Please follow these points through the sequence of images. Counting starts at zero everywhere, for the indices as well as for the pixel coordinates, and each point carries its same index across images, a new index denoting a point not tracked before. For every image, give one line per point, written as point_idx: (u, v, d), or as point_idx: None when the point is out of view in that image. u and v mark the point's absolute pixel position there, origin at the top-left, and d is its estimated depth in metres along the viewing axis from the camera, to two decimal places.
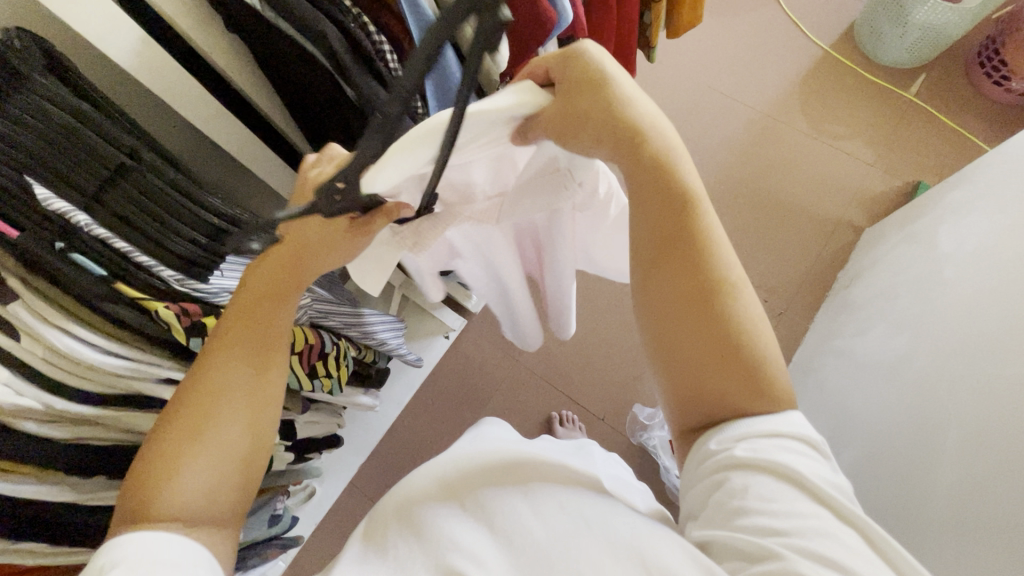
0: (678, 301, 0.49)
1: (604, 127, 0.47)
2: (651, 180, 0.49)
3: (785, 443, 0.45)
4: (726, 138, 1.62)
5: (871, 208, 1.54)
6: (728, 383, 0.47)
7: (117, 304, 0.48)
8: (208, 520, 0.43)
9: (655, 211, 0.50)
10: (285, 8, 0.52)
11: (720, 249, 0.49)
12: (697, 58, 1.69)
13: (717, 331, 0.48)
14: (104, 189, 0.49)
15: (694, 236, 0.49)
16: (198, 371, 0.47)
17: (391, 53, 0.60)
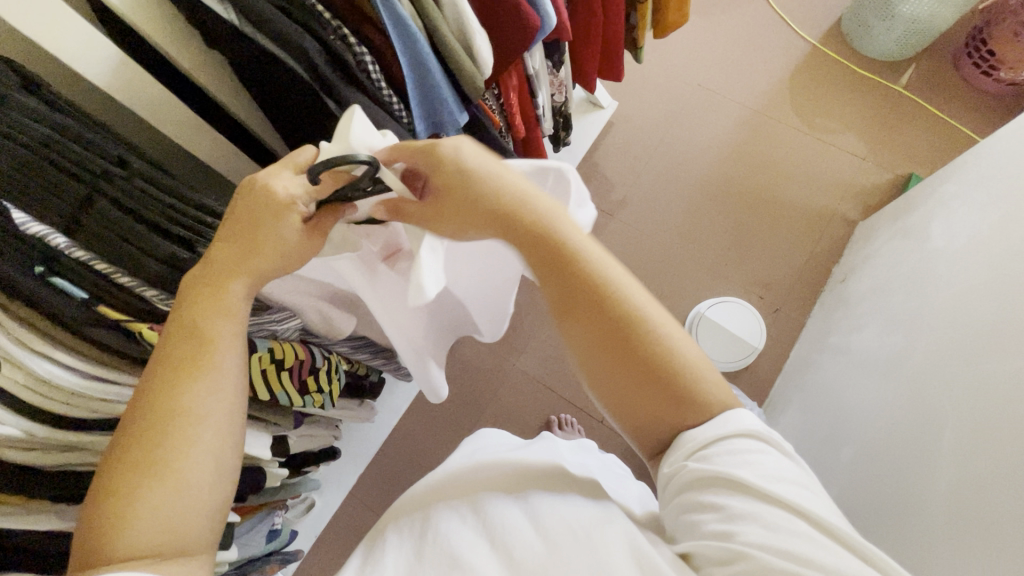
0: (594, 346, 0.50)
1: (475, 216, 0.49)
2: (532, 242, 0.49)
3: (732, 444, 0.46)
4: (718, 135, 1.62)
5: (863, 201, 1.54)
6: (665, 404, 0.49)
7: (98, 327, 0.47)
8: (178, 553, 0.40)
9: (540, 264, 0.50)
10: (263, 22, 0.53)
11: (619, 283, 0.50)
12: (686, 56, 1.69)
13: (643, 372, 0.49)
14: (82, 211, 0.49)
15: (589, 281, 0.49)
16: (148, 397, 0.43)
17: (374, 66, 0.60)
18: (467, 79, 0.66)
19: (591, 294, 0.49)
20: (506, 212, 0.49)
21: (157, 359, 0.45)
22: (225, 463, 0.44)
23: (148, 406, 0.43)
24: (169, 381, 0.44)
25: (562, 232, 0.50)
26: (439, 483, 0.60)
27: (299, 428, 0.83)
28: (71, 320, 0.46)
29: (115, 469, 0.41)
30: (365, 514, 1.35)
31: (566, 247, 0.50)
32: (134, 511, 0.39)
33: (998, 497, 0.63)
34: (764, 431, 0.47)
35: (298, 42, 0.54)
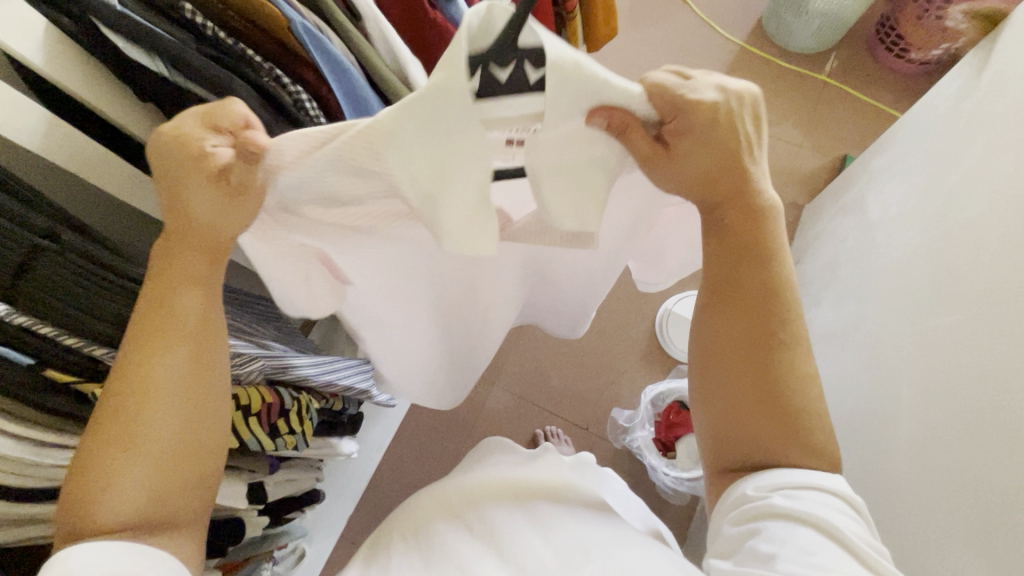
0: (740, 336, 0.55)
1: (718, 163, 0.49)
2: (734, 231, 0.53)
3: (826, 501, 0.49)
4: None
5: (805, 185, 1.62)
6: (764, 426, 0.53)
7: (48, 392, 0.47)
8: (156, 525, 0.48)
9: (732, 253, 0.54)
10: (193, 70, 0.53)
11: (790, 300, 0.54)
12: (623, 67, 1.76)
13: (772, 373, 0.53)
14: (19, 277, 0.47)
15: (779, 291, 0.54)
16: (139, 380, 0.48)
17: (311, 101, 0.60)
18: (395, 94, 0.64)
19: (751, 293, 0.54)
20: (734, 184, 0.50)
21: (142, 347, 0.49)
22: (214, 448, 0.52)
23: (139, 402, 0.48)
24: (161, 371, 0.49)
25: (774, 234, 0.53)
26: (465, 485, 0.62)
27: (276, 474, 0.81)
28: (21, 389, 0.45)
29: (98, 453, 0.46)
30: None
31: (776, 254, 0.54)
32: (113, 490, 0.46)
33: (959, 448, 0.67)
34: (858, 501, 0.51)
35: (227, 83, 0.54)
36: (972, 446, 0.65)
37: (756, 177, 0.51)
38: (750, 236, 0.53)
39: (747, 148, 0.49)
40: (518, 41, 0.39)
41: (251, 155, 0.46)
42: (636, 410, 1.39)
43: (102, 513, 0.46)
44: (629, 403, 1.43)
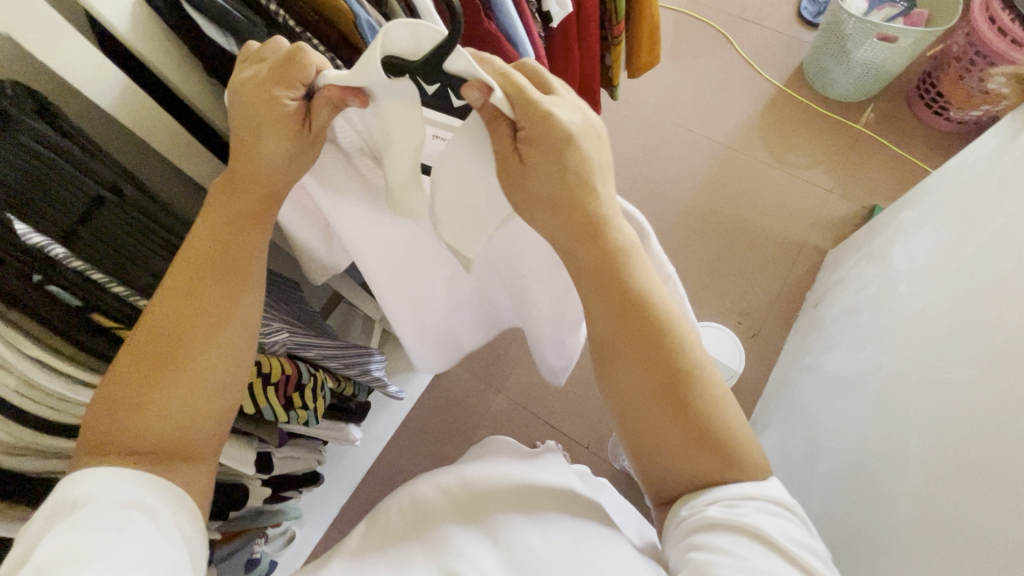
0: (644, 391, 0.50)
1: (566, 208, 0.50)
2: (611, 279, 0.51)
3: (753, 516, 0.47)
4: (693, 170, 1.70)
5: (831, 230, 1.62)
6: (698, 463, 0.49)
7: (91, 334, 0.51)
8: (170, 457, 0.48)
9: (609, 311, 0.51)
10: None
11: (682, 341, 0.51)
12: (661, 97, 1.80)
13: (682, 389, 0.49)
14: (79, 224, 0.50)
15: (661, 313, 0.51)
16: (165, 305, 0.49)
17: None
18: None
19: (647, 344, 0.50)
20: (580, 223, 0.51)
21: (172, 276, 0.50)
22: (233, 374, 0.52)
23: (163, 330, 0.49)
24: (186, 295, 0.50)
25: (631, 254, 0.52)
26: (466, 473, 0.61)
27: (283, 448, 0.83)
28: (66, 326, 0.49)
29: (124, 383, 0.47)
30: None
31: (638, 276, 0.52)
32: (146, 404, 0.47)
33: (964, 505, 0.66)
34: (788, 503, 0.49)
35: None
36: (977, 503, 0.64)
37: (602, 219, 0.51)
38: (612, 257, 0.51)
39: (587, 179, 0.50)
40: (443, 66, 0.41)
41: (336, 104, 0.46)
42: None
43: (111, 433, 0.46)
44: None
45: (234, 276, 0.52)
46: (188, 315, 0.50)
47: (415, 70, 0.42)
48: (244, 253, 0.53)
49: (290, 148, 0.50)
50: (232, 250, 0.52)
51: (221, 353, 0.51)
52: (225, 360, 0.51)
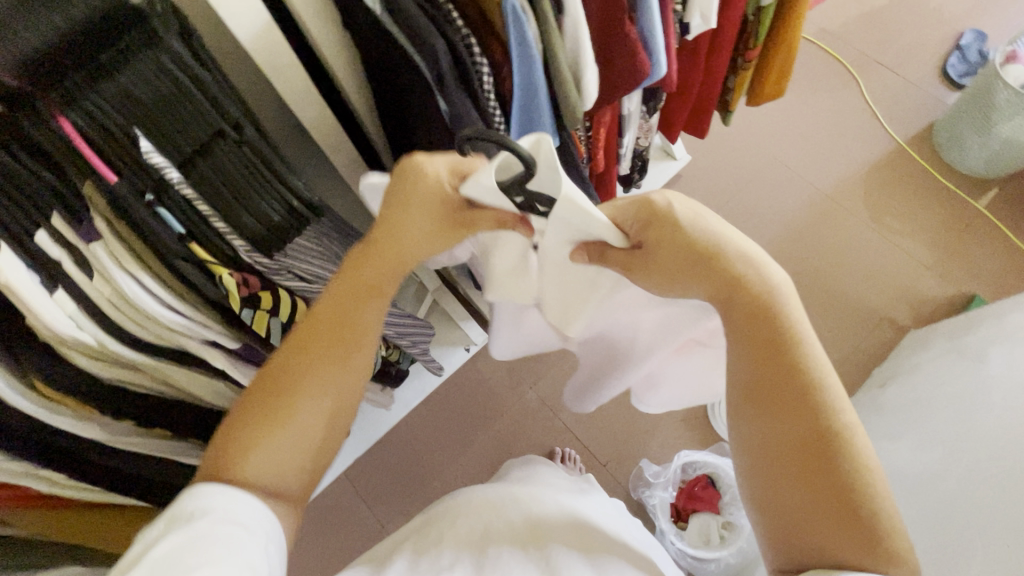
0: (781, 444, 0.46)
1: (708, 259, 0.47)
2: (759, 321, 0.47)
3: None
4: (783, 212, 1.60)
5: (918, 309, 1.50)
6: (841, 540, 0.43)
7: (187, 262, 0.51)
8: (275, 496, 0.48)
9: (752, 352, 0.48)
10: (406, 20, 0.55)
11: (831, 396, 0.46)
12: (768, 128, 1.69)
13: (832, 468, 0.44)
14: (197, 153, 0.52)
15: (807, 382, 0.46)
16: (290, 360, 0.50)
17: (488, 76, 0.62)
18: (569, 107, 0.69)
19: (789, 393, 0.46)
20: (719, 268, 0.47)
21: (298, 328, 0.52)
22: (339, 425, 0.53)
23: (279, 382, 0.50)
24: (313, 350, 0.51)
25: (782, 315, 0.48)
26: (532, 504, 0.60)
27: None
28: (164, 247, 0.49)
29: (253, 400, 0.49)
30: (360, 506, 1.36)
31: (791, 339, 0.47)
32: (260, 447, 0.48)
33: None
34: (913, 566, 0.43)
35: (432, 48, 0.55)
36: None
37: (749, 254, 0.48)
38: (755, 312, 0.48)
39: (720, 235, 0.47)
40: (523, 184, 0.42)
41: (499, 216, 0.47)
42: (662, 468, 1.34)
43: (224, 465, 0.47)
44: (655, 458, 1.38)
45: (355, 338, 0.52)
46: (312, 368, 0.50)
47: (508, 189, 0.43)
48: (362, 321, 0.52)
49: (429, 234, 0.49)
50: (350, 318, 0.52)
51: (338, 398, 0.52)
52: (337, 404, 0.52)
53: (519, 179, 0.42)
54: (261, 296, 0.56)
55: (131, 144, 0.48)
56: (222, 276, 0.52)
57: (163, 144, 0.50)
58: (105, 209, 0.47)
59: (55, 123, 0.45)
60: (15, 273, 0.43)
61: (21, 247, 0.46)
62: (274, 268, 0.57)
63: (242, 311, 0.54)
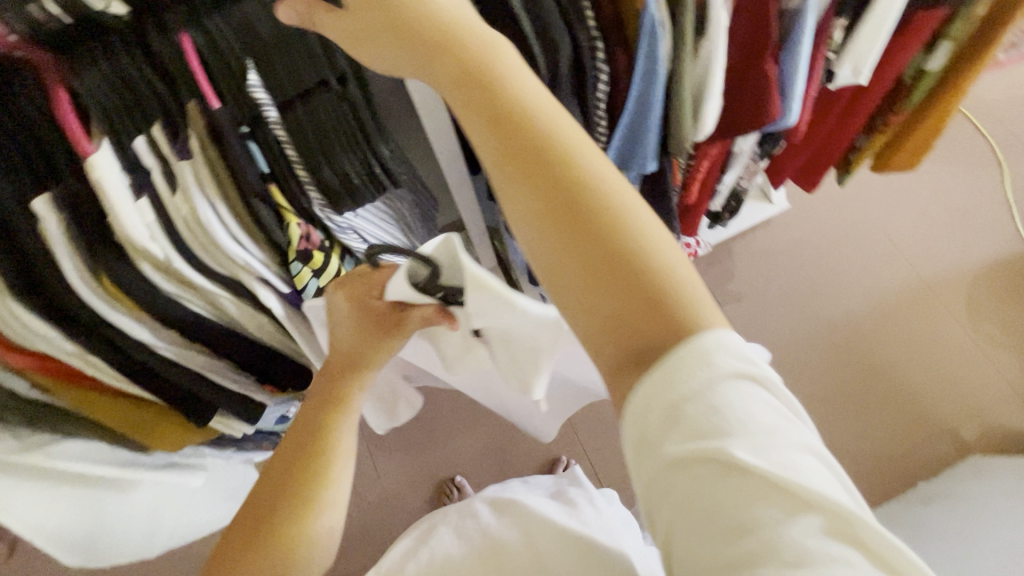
0: (667, 410, 0.31)
1: (480, 92, 0.36)
2: (520, 153, 0.35)
3: (824, 475, 0.30)
4: (876, 287, 1.45)
5: (997, 435, 1.33)
6: (778, 559, 0.27)
7: (261, 201, 0.52)
8: None
9: (526, 212, 0.35)
10: (535, 9, 0.51)
11: (659, 277, 0.33)
12: (887, 193, 1.52)
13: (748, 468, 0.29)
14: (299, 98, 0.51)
15: (607, 219, 0.33)
16: (278, 464, 0.55)
17: (604, 85, 0.58)
18: (679, 135, 0.65)
19: (595, 268, 0.33)
20: (478, 87, 0.36)
21: (287, 434, 0.57)
22: (330, 510, 0.55)
23: (271, 485, 0.54)
24: (296, 450, 0.55)
25: (550, 126, 0.35)
26: (503, 518, 0.71)
27: None
28: (245, 183, 0.51)
29: (278, 482, 0.54)
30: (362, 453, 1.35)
31: (570, 156, 0.35)
32: (249, 552, 0.52)
33: None
34: (790, 398, 0.32)
35: (557, 46, 0.52)
36: None
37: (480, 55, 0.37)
38: (529, 137, 0.35)
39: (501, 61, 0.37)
40: (441, 280, 0.44)
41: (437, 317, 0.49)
42: None
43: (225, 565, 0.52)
44: None
45: (333, 435, 0.55)
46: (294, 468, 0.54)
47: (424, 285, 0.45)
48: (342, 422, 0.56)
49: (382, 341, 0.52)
50: (330, 418, 0.55)
51: (318, 487, 0.54)
52: (320, 495, 0.54)
53: (431, 272, 0.43)
54: (315, 254, 0.56)
55: (239, 73, 0.48)
56: (289, 225, 0.54)
57: (270, 80, 0.49)
58: (201, 131, 0.49)
59: (175, 35, 0.45)
60: (108, 172, 0.46)
61: (118, 146, 0.48)
62: (341, 227, 0.58)
63: (293, 262, 0.55)
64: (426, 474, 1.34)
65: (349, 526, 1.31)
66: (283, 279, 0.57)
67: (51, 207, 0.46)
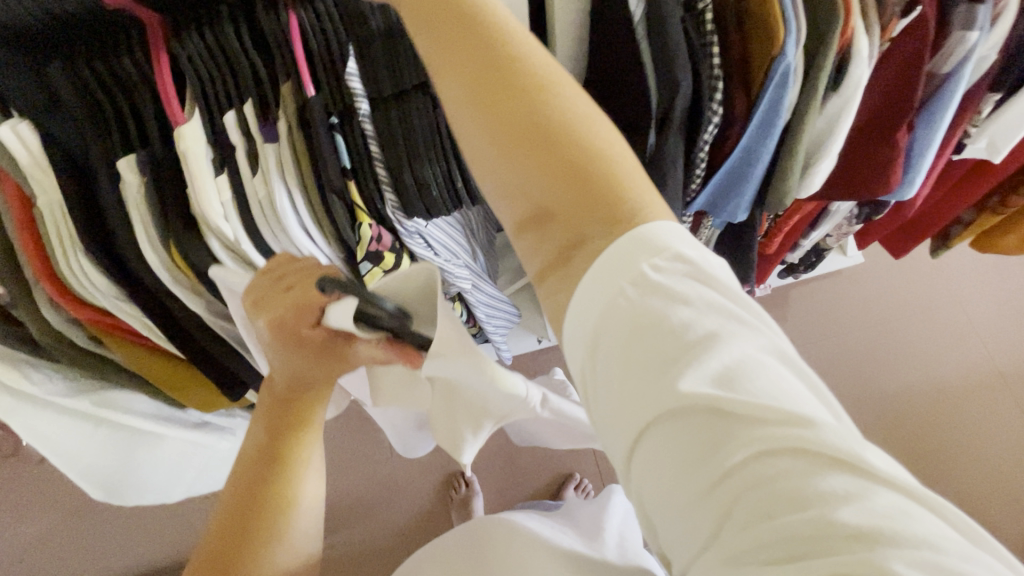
0: (606, 311, 0.28)
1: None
2: (460, 51, 0.34)
3: (789, 380, 0.26)
4: (952, 365, 1.31)
5: None
6: (740, 481, 0.24)
7: (337, 199, 0.49)
8: None
9: (473, 109, 0.33)
10: (661, 35, 0.47)
11: (586, 142, 0.31)
12: (983, 265, 1.38)
13: (691, 378, 0.26)
14: (395, 97, 0.47)
15: (545, 110, 0.32)
16: (243, 468, 0.50)
17: (716, 129, 0.52)
18: (779, 191, 0.59)
19: (537, 151, 0.31)
20: None
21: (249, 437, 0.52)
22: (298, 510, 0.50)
23: (240, 492, 0.49)
24: (262, 452, 0.50)
25: (586, 120, 0.32)
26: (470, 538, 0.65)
27: None
28: (325, 178, 0.48)
29: (258, 461, 0.50)
30: (379, 430, 1.35)
31: (597, 143, 0.31)
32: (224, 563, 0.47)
33: None
34: (731, 283, 0.29)
35: (675, 84, 0.48)
36: None
37: None
38: (458, 28, 0.34)
39: None
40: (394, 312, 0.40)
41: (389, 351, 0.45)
42: None
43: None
44: None
45: (301, 429, 0.51)
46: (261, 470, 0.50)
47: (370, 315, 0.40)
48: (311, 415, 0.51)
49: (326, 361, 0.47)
50: (299, 414, 0.51)
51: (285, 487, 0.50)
52: (289, 496, 0.50)
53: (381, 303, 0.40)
54: (383, 254, 0.54)
55: (339, 64, 0.47)
56: (361, 226, 0.50)
57: (368, 74, 0.46)
58: (291, 115, 0.47)
59: (285, 14, 0.45)
60: (195, 145, 0.45)
61: (208, 118, 0.47)
62: (409, 231, 0.55)
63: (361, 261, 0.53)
64: (438, 465, 1.33)
65: (353, 500, 1.31)
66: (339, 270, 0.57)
67: (134, 168, 0.46)
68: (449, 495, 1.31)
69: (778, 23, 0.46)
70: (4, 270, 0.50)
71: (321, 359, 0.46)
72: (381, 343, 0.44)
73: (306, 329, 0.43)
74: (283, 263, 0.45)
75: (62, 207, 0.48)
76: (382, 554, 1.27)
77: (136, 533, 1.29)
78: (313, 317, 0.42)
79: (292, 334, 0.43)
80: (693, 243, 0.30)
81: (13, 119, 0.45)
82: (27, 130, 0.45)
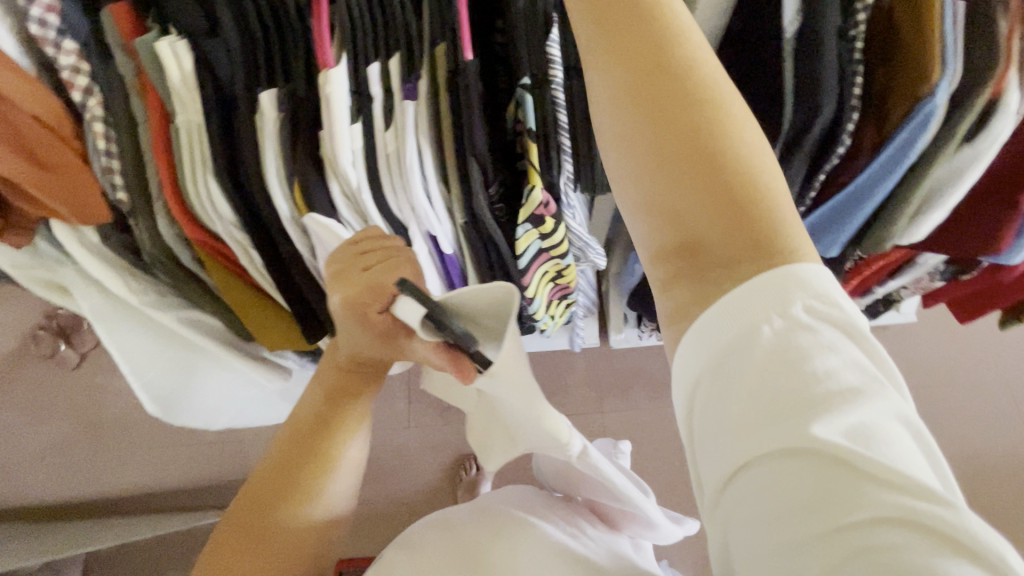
0: (751, 336, 0.28)
1: None
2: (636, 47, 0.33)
3: (920, 457, 0.26)
4: (993, 444, 1.26)
5: None
6: (850, 527, 0.24)
7: (478, 166, 0.49)
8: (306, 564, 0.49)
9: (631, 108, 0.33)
10: (811, 53, 0.46)
11: (749, 163, 0.31)
12: None
13: (824, 421, 0.26)
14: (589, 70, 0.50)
15: (707, 124, 0.31)
16: (290, 438, 0.51)
17: (839, 158, 0.51)
18: (883, 233, 0.58)
19: (699, 164, 0.31)
20: None
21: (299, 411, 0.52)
22: (342, 479, 0.51)
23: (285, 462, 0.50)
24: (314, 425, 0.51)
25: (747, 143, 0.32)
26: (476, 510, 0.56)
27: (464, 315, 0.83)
28: (468, 145, 0.48)
29: (309, 431, 0.50)
30: (400, 400, 1.36)
31: (755, 171, 0.31)
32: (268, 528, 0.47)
33: None
34: (878, 351, 0.29)
35: (817, 108, 0.47)
36: None
37: None
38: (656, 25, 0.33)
39: None
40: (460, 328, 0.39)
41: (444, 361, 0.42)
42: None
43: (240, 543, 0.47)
44: None
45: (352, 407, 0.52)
46: (310, 442, 0.50)
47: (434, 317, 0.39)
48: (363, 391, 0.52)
49: (379, 344, 0.46)
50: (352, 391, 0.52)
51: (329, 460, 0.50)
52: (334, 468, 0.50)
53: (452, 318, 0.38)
54: (546, 220, 0.54)
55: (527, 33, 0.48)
56: (534, 188, 0.50)
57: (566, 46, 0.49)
58: (442, 76, 0.48)
59: None
60: (338, 90, 0.46)
61: (352, 65, 0.48)
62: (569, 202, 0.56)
63: (522, 223, 0.52)
64: (451, 444, 1.34)
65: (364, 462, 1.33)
66: (451, 238, 0.57)
67: (274, 103, 0.48)
68: (457, 476, 1.32)
69: (935, 59, 0.45)
70: (132, 178, 0.52)
71: (380, 344, 0.46)
72: (438, 345, 0.42)
73: (374, 313, 0.43)
74: (371, 236, 0.45)
75: (200, 128, 0.50)
76: (384, 518, 1.29)
77: (154, 453, 1.32)
78: (383, 303, 0.42)
79: (362, 314, 0.43)
80: (846, 303, 0.30)
81: (174, 35, 0.47)
82: (184, 48, 0.47)
